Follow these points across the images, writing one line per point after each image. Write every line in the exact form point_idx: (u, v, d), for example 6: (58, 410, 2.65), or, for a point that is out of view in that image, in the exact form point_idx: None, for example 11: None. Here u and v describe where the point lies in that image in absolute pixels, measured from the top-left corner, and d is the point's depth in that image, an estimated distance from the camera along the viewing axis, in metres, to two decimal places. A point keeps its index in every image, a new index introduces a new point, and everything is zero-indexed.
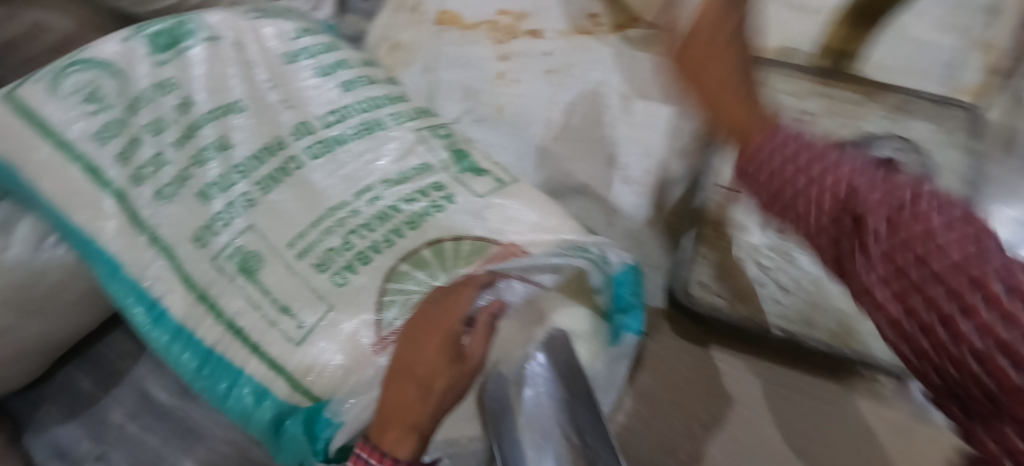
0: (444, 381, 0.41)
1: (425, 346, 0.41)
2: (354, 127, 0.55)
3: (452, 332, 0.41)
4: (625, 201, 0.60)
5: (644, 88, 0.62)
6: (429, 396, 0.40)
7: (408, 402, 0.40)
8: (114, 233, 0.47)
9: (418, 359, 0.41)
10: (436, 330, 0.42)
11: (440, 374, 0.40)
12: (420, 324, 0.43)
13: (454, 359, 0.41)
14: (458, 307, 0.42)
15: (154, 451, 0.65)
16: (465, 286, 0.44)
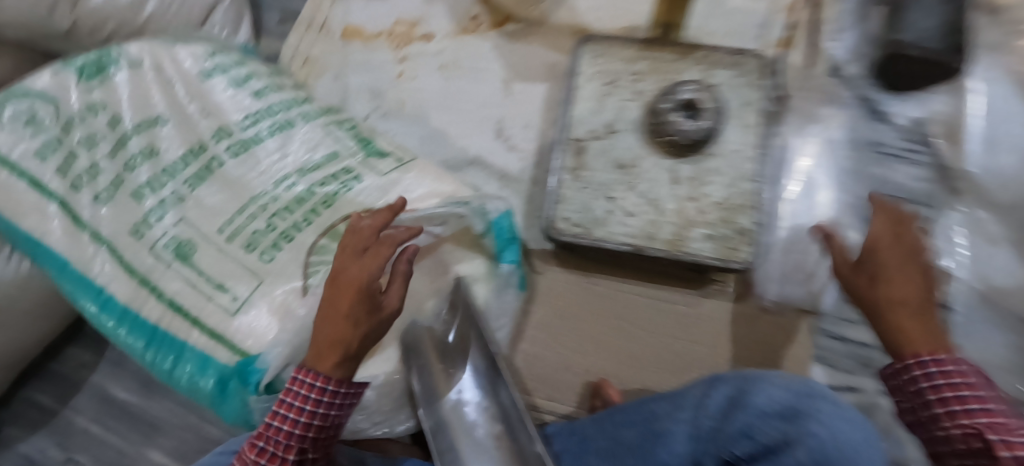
0: (366, 325, 0.47)
1: (349, 297, 0.46)
2: (268, 127, 0.63)
3: (367, 285, 0.47)
4: (512, 166, 0.70)
5: (522, 73, 0.74)
6: (345, 340, 0.46)
7: (335, 344, 0.46)
8: (60, 234, 0.55)
9: (341, 307, 0.46)
10: (349, 284, 0.47)
11: (363, 319, 0.46)
12: (340, 280, 0.47)
13: (371, 308, 0.47)
14: (372, 265, 0.47)
15: (117, 447, 0.71)
16: (384, 246, 0.49)
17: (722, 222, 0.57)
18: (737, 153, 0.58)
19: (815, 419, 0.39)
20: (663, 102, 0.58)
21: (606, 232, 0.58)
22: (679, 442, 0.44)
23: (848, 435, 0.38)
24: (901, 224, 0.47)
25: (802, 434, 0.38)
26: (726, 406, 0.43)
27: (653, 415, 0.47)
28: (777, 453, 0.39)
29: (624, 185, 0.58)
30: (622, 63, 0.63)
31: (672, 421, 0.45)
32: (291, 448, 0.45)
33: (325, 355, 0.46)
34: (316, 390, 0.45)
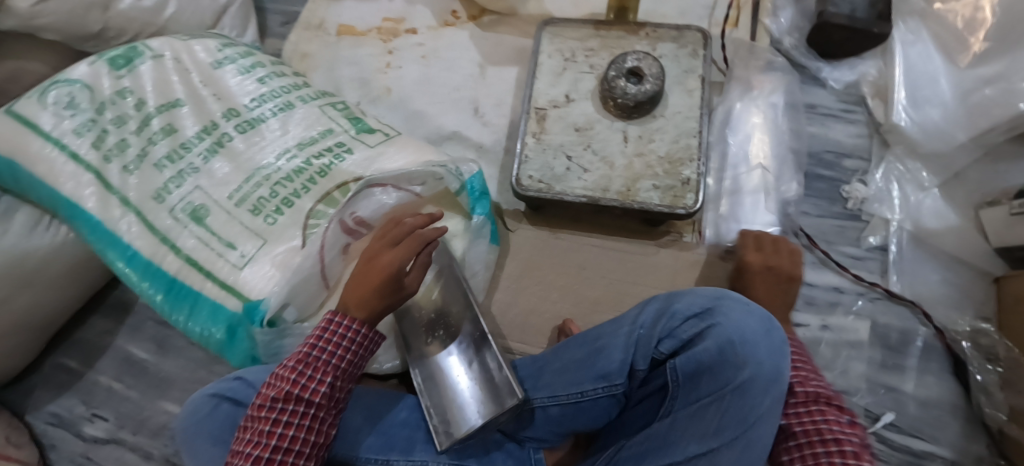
0: (386, 299, 0.53)
1: (375, 274, 0.53)
2: (270, 108, 0.73)
3: (397, 266, 0.53)
4: (486, 139, 0.78)
5: (494, 59, 0.83)
6: (372, 307, 0.53)
7: (358, 306, 0.53)
8: (93, 199, 0.64)
9: (370, 280, 0.53)
10: (383, 266, 0.53)
11: (383, 294, 0.53)
12: (378, 259, 0.54)
13: (397, 287, 0.54)
14: (404, 252, 0.54)
15: (135, 402, 0.79)
16: (413, 239, 0.55)
17: (666, 173, 0.64)
18: (678, 114, 0.66)
19: (722, 314, 0.45)
20: (611, 71, 0.65)
21: (565, 187, 0.65)
22: (616, 351, 0.48)
23: (749, 325, 0.45)
24: (774, 249, 0.60)
25: (711, 327, 0.45)
26: (655, 316, 0.48)
27: (595, 334, 0.51)
28: (693, 345, 0.45)
29: (581, 145, 0.66)
30: (578, 41, 0.71)
31: (613, 336, 0.49)
32: (324, 382, 0.49)
33: (355, 312, 0.53)
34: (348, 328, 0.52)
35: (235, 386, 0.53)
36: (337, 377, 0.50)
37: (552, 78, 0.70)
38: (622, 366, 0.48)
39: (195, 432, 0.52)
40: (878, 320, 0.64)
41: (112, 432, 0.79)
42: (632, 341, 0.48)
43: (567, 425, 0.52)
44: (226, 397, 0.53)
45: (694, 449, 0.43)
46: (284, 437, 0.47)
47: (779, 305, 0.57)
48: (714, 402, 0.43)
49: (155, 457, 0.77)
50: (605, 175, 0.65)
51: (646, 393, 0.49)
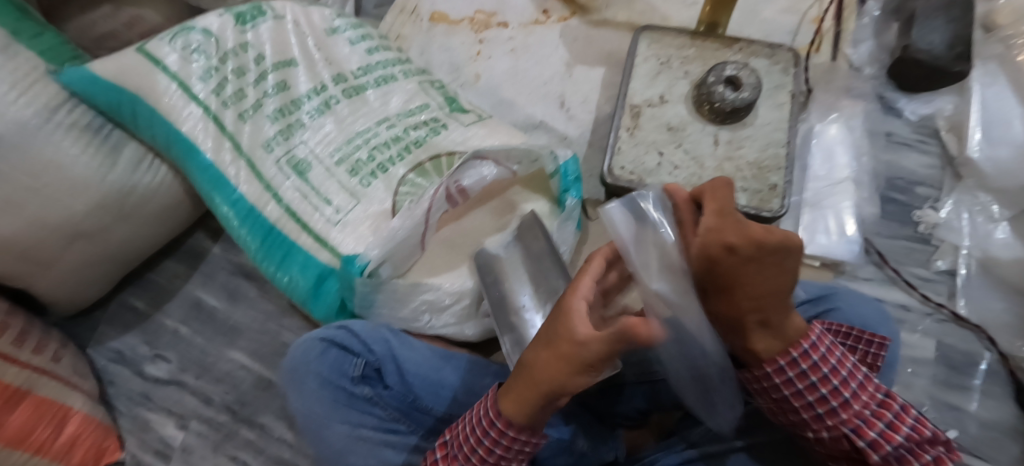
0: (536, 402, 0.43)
1: (545, 365, 0.42)
2: (375, 79, 0.76)
3: (571, 385, 0.41)
4: (572, 131, 0.83)
5: (582, 59, 0.87)
6: (534, 413, 0.44)
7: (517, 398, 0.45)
8: (209, 141, 0.69)
9: (533, 374, 0.43)
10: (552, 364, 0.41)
11: (539, 395, 0.43)
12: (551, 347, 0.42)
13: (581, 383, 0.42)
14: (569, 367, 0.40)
15: (201, 347, 0.81)
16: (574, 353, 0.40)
17: (754, 177, 0.66)
18: (768, 124, 0.69)
19: (840, 299, 0.54)
20: (710, 77, 0.67)
21: (655, 180, 0.68)
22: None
23: (866, 313, 0.53)
24: (722, 211, 0.42)
25: (829, 310, 0.54)
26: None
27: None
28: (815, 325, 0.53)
29: (674, 143, 0.69)
30: (673, 48, 0.75)
31: None
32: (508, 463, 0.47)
33: (507, 408, 0.45)
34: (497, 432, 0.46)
35: (342, 335, 0.57)
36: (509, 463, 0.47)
37: (647, 79, 0.73)
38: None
39: (304, 370, 0.57)
40: (943, 340, 0.67)
41: (173, 374, 0.80)
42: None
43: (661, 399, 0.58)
44: (335, 343, 0.57)
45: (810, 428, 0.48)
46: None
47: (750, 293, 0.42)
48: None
49: (215, 403, 0.78)
50: (693, 173, 0.68)
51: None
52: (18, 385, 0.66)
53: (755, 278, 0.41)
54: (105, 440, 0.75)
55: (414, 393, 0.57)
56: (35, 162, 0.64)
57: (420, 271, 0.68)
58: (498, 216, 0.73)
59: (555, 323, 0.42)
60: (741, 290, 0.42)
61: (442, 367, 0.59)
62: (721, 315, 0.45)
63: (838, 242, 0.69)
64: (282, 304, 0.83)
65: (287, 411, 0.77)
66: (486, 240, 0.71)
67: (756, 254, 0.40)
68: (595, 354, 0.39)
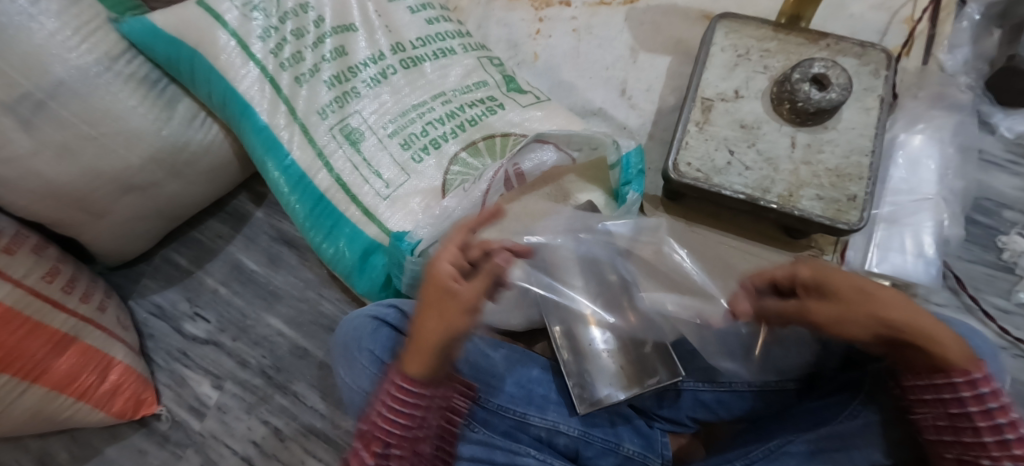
0: (436, 357, 0.47)
1: (427, 324, 0.47)
2: (433, 50, 0.73)
3: (460, 328, 0.46)
4: (632, 121, 0.78)
5: (648, 44, 0.81)
6: (434, 368, 0.47)
7: (416, 350, 0.47)
8: (265, 103, 0.69)
9: (423, 334, 0.47)
10: (439, 321, 0.46)
11: (435, 350, 0.46)
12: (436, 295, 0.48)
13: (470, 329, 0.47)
14: (455, 315, 0.46)
15: (240, 309, 0.81)
16: (452, 296, 0.47)
17: (831, 186, 0.62)
18: (851, 130, 0.64)
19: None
20: (794, 74, 0.62)
21: (724, 179, 0.64)
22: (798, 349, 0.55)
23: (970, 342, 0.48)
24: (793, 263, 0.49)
25: None
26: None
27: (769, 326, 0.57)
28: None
29: (746, 143, 0.65)
30: (754, 40, 0.69)
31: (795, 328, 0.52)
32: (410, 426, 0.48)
33: (410, 370, 0.47)
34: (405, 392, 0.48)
35: (394, 315, 0.57)
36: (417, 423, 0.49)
37: (722, 71, 0.69)
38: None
39: (355, 347, 0.57)
40: (1018, 376, 0.63)
41: (212, 334, 0.80)
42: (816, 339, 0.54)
43: (717, 411, 0.58)
44: (386, 322, 0.57)
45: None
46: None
47: (869, 294, 0.44)
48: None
49: (251, 366, 0.78)
50: (765, 175, 0.64)
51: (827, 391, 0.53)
52: (65, 331, 0.69)
53: (859, 285, 0.45)
54: (143, 391, 0.77)
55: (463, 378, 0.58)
56: (94, 111, 0.64)
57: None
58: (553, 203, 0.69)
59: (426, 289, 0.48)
60: (857, 303, 0.44)
61: (491, 354, 0.60)
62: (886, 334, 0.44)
63: (915, 263, 0.64)
64: (322, 273, 0.82)
65: (322, 381, 0.77)
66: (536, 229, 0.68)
67: (834, 280, 0.45)
68: (473, 289, 0.47)
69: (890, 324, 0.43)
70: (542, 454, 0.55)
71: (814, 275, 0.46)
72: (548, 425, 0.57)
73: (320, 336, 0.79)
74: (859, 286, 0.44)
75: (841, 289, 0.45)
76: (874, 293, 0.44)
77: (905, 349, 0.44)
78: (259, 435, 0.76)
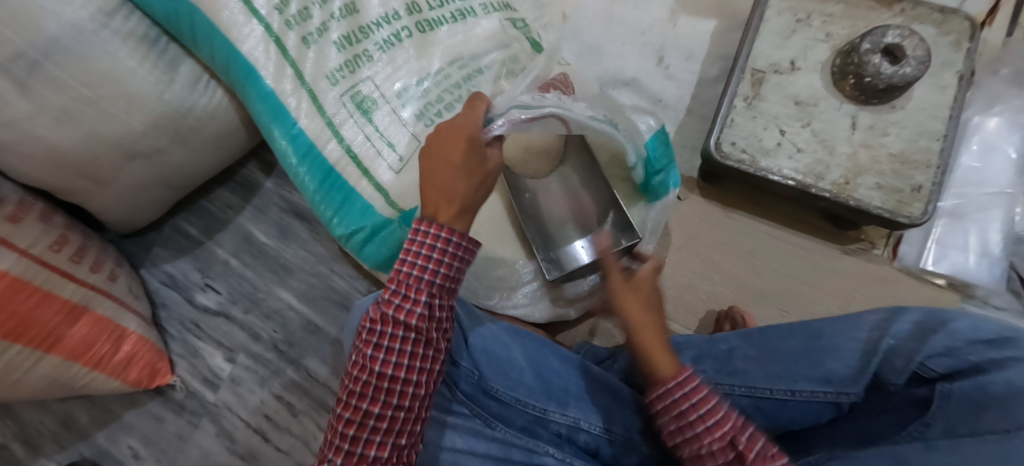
0: (476, 177, 0.45)
1: (436, 180, 0.45)
2: (451, 12, 0.66)
3: (463, 176, 0.44)
4: (668, 94, 0.70)
5: (690, 5, 0.71)
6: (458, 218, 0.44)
7: (448, 197, 0.44)
8: (271, 67, 0.64)
9: (435, 184, 0.45)
10: (446, 183, 0.44)
11: (472, 172, 0.44)
12: (440, 135, 0.47)
13: (466, 169, 0.44)
14: (460, 168, 0.44)
15: (251, 282, 0.79)
16: (457, 134, 0.45)
17: (894, 173, 0.56)
18: (922, 110, 0.57)
19: None
20: (864, 43, 0.55)
21: (773, 163, 0.58)
22: (850, 358, 0.46)
23: None
24: (439, 148, 0.45)
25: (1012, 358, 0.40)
26: (916, 331, 0.45)
27: (817, 331, 0.49)
28: (985, 372, 0.39)
29: (800, 122, 0.58)
30: (817, 3, 0.61)
31: (839, 335, 0.48)
32: (419, 301, 0.42)
33: (442, 215, 0.44)
34: (442, 275, 0.43)
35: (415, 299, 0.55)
36: (438, 311, 0.44)
37: (778, 39, 0.61)
38: (857, 373, 0.45)
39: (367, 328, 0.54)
40: None
41: (223, 305, 0.79)
42: (871, 348, 0.46)
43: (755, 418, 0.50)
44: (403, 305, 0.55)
45: None
46: (385, 424, 0.42)
47: (465, 134, 0.45)
48: (995, 440, 0.36)
49: (263, 340, 0.77)
50: (817, 159, 0.58)
51: (886, 409, 0.45)
52: (76, 301, 0.67)
53: (463, 127, 0.46)
54: (158, 360, 0.76)
55: (478, 370, 0.53)
56: (93, 72, 0.60)
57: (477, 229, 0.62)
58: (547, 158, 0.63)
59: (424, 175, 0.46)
60: (434, 162, 0.45)
61: (510, 345, 0.55)
62: (467, 159, 0.45)
63: (976, 263, 0.59)
64: (334, 248, 0.79)
65: (334, 359, 0.75)
66: (529, 182, 0.62)
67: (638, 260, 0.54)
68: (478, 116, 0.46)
69: (459, 169, 0.44)
70: (562, 452, 0.51)
71: (446, 129, 0.46)
72: (569, 421, 0.52)
73: (332, 312, 0.76)
74: (444, 139, 0.46)
75: (435, 146, 0.46)
76: (461, 131, 0.45)
77: (471, 169, 0.44)
78: (271, 408, 0.75)
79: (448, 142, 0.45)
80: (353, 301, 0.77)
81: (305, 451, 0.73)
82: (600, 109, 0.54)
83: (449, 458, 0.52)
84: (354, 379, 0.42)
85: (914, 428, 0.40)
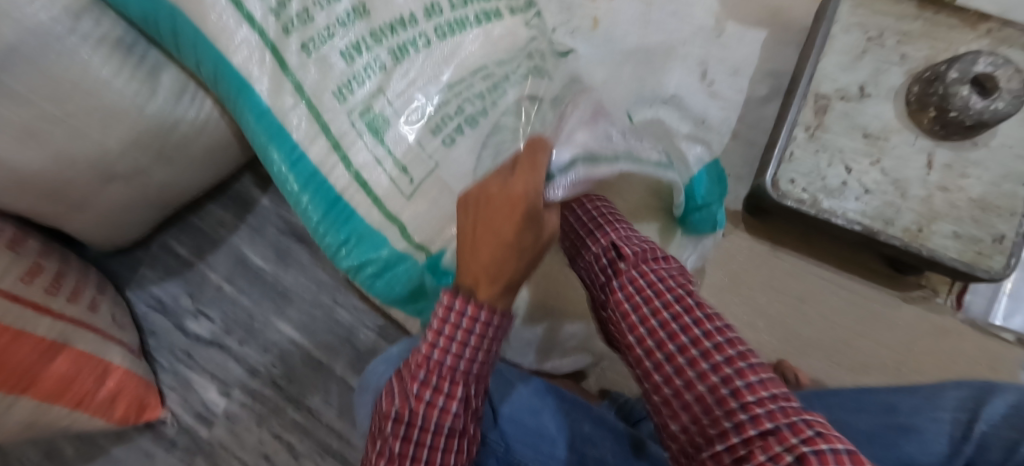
0: (526, 254, 0.40)
1: (480, 253, 0.39)
2: (477, 13, 0.56)
3: (514, 256, 0.39)
4: (712, 114, 0.63)
5: (739, 12, 0.64)
6: (501, 300, 0.39)
7: (490, 275, 0.39)
8: (267, 80, 0.57)
9: (478, 259, 0.39)
10: (492, 261, 0.39)
11: (524, 251, 0.39)
12: (489, 194, 0.40)
13: (518, 248, 0.39)
14: (509, 246, 0.39)
15: (247, 310, 0.72)
16: (513, 203, 0.39)
17: (973, 222, 0.50)
18: (1009, 149, 0.50)
19: None
20: (951, 72, 0.48)
21: (837, 205, 0.52)
22: (936, 442, 0.41)
23: None
24: (490, 213, 0.40)
25: None
26: (1013, 416, 0.38)
27: (892, 405, 0.44)
28: None
29: (870, 158, 0.52)
30: (891, 19, 0.53)
31: (919, 414, 0.42)
32: (454, 395, 0.38)
33: (482, 292, 0.39)
34: (477, 361, 0.39)
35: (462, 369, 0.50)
36: (471, 398, 0.40)
37: (846, 60, 0.54)
38: (946, 460, 0.40)
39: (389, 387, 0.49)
40: None
41: (216, 334, 0.72)
42: (963, 434, 0.40)
43: None
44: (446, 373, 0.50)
45: None
46: None
47: (523, 205, 0.39)
48: None
49: (261, 374, 0.71)
50: (887, 202, 0.51)
51: None
52: (53, 338, 0.60)
53: (519, 196, 0.39)
54: (147, 394, 0.70)
55: (506, 443, 0.48)
56: (60, 84, 0.52)
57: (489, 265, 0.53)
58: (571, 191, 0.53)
59: (466, 242, 0.40)
60: (480, 232, 0.39)
61: (541, 412, 0.49)
62: (520, 237, 0.39)
63: None
64: (337, 274, 0.72)
65: (339, 397, 0.69)
66: None
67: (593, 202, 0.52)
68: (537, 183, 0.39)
69: (511, 248, 0.39)
70: None
71: (497, 192, 0.40)
72: None
73: (336, 346, 0.70)
74: (498, 207, 0.39)
75: (484, 212, 0.40)
76: (517, 202, 0.39)
77: (522, 248, 0.39)
78: (270, 449, 0.69)
79: (502, 214, 0.39)
80: (359, 334, 0.70)
81: None
82: (659, 145, 0.49)
83: None
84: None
85: None
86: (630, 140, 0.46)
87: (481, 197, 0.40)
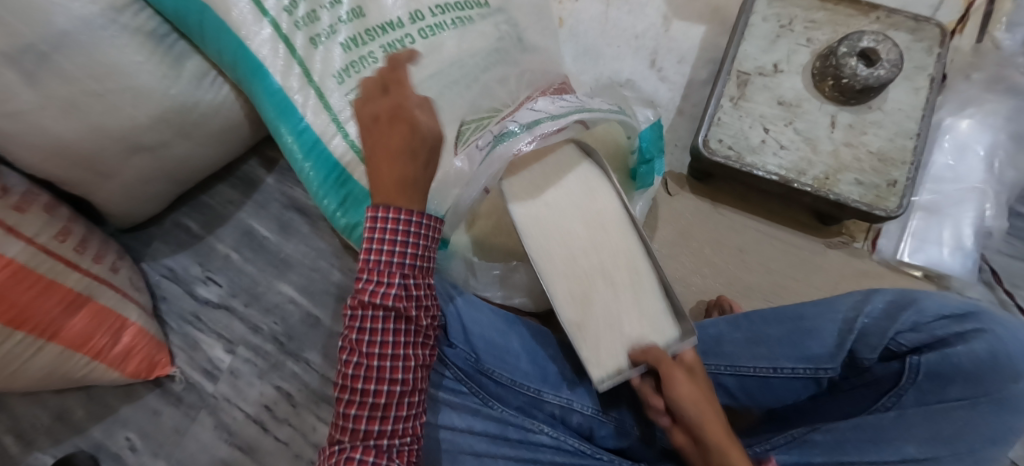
0: (422, 154, 0.47)
1: (383, 167, 0.46)
2: (452, 19, 0.67)
3: (411, 153, 0.46)
4: (661, 96, 0.73)
5: (682, 11, 0.75)
6: (413, 195, 0.47)
7: (399, 180, 0.46)
8: (280, 65, 0.67)
9: (383, 171, 0.46)
10: (394, 164, 0.46)
11: (416, 149, 0.46)
12: (372, 122, 0.49)
13: (412, 147, 0.46)
14: (400, 147, 0.46)
15: (252, 276, 0.80)
16: (388, 121, 0.48)
17: (873, 170, 0.59)
18: (899, 111, 0.60)
19: (992, 321, 0.45)
20: (841, 47, 0.58)
21: (758, 159, 0.61)
22: (829, 336, 0.49)
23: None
24: (377, 135, 0.47)
25: (979, 331, 0.44)
26: (889, 309, 0.47)
27: (801, 313, 0.52)
28: (949, 345, 0.44)
29: (784, 121, 0.61)
30: (799, 10, 0.64)
31: (822, 319, 0.50)
32: (391, 284, 0.46)
33: (397, 197, 0.46)
34: (412, 256, 0.47)
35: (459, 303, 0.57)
36: (414, 288, 0.47)
37: (762, 44, 0.64)
38: (834, 352, 0.49)
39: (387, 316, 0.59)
40: None
41: (223, 298, 0.80)
42: (847, 327, 0.48)
43: (740, 397, 0.54)
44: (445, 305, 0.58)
45: (913, 451, 0.42)
46: (382, 401, 0.46)
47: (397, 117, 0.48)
48: (963, 409, 0.42)
49: (263, 333, 0.78)
50: (801, 156, 0.61)
51: (863, 382, 0.48)
52: (79, 291, 0.68)
53: (390, 114, 0.48)
54: (157, 353, 0.77)
55: (476, 355, 0.56)
56: (101, 64, 0.62)
57: (449, 185, 0.55)
58: (586, 220, 0.53)
59: (371, 165, 0.48)
60: (376, 149, 0.47)
61: (506, 333, 0.58)
62: (405, 139, 0.47)
63: (951, 256, 0.63)
64: (334, 243, 0.81)
65: (333, 350, 0.77)
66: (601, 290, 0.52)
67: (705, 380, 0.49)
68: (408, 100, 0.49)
69: (404, 150, 0.46)
70: (556, 430, 0.55)
71: (376, 118, 0.49)
72: (563, 403, 0.56)
73: (332, 305, 0.78)
74: (381, 127, 0.48)
75: (373, 135, 0.48)
76: (392, 116, 0.48)
77: (412, 145, 0.47)
78: (270, 400, 0.76)
79: (384, 128, 0.47)
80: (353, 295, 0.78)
81: (304, 443, 0.74)
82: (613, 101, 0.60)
83: (447, 437, 0.55)
84: (346, 361, 0.46)
85: (886, 398, 0.45)
86: (584, 99, 0.58)
87: (367, 127, 0.49)
